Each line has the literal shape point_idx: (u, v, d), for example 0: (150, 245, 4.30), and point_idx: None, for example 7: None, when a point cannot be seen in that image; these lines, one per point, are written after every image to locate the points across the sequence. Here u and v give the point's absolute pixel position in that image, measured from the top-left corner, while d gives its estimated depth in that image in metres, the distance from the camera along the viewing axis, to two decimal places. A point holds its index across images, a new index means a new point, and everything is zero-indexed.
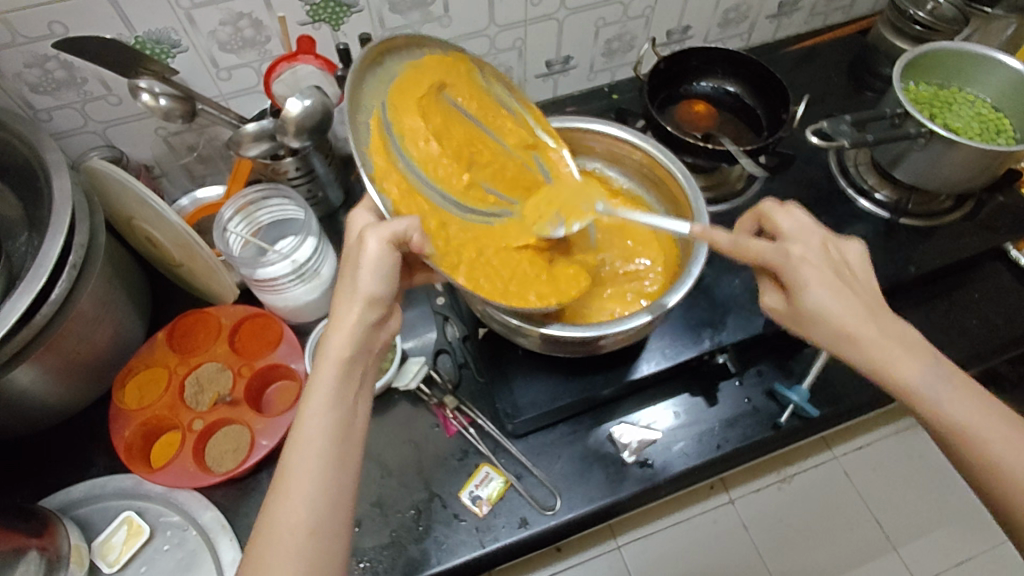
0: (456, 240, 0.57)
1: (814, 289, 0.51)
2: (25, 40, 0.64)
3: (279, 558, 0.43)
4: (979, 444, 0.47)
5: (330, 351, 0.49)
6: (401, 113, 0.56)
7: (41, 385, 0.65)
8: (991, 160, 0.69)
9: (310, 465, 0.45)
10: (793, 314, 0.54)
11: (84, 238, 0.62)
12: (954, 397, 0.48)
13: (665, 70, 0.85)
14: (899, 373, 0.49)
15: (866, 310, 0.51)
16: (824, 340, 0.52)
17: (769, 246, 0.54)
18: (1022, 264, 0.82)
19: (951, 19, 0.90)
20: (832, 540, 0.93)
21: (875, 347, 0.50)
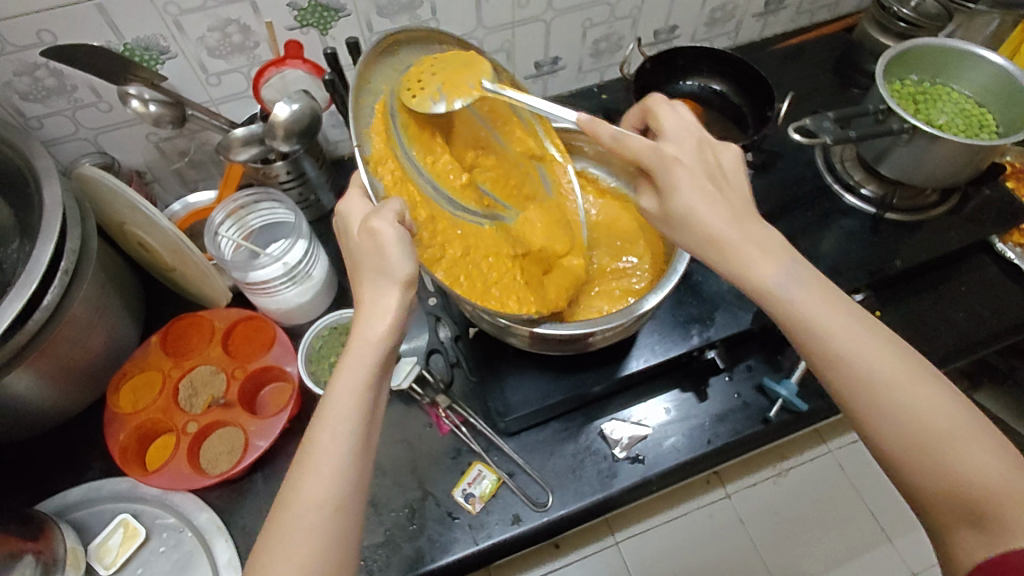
0: (447, 236, 0.56)
1: (684, 188, 0.51)
2: (14, 48, 0.65)
3: (302, 533, 0.42)
4: (826, 343, 0.46)
5: (366, 329, 0.46)
6: (407, 102, 0.55)
7: (35, 390, 0.66)
8: (974, 154, 0.70)
9: (336, 441, 0.44)
10: (664, 216, 0.54)
11: (75, 244, 0.63)
12: (808, 296, 0.47)
13: (651, 69, 0.86)
14: (753, 272, 0.49)
15: (730, 212, 0.51)
16: (689, 244, 0.52)
17: (648, 145, 0.54)
18: (1008, 257, 0.82)
19: (934, 15, 0.92)
20: (829, 532, 0.94)
21: (733, 247, 0.49)
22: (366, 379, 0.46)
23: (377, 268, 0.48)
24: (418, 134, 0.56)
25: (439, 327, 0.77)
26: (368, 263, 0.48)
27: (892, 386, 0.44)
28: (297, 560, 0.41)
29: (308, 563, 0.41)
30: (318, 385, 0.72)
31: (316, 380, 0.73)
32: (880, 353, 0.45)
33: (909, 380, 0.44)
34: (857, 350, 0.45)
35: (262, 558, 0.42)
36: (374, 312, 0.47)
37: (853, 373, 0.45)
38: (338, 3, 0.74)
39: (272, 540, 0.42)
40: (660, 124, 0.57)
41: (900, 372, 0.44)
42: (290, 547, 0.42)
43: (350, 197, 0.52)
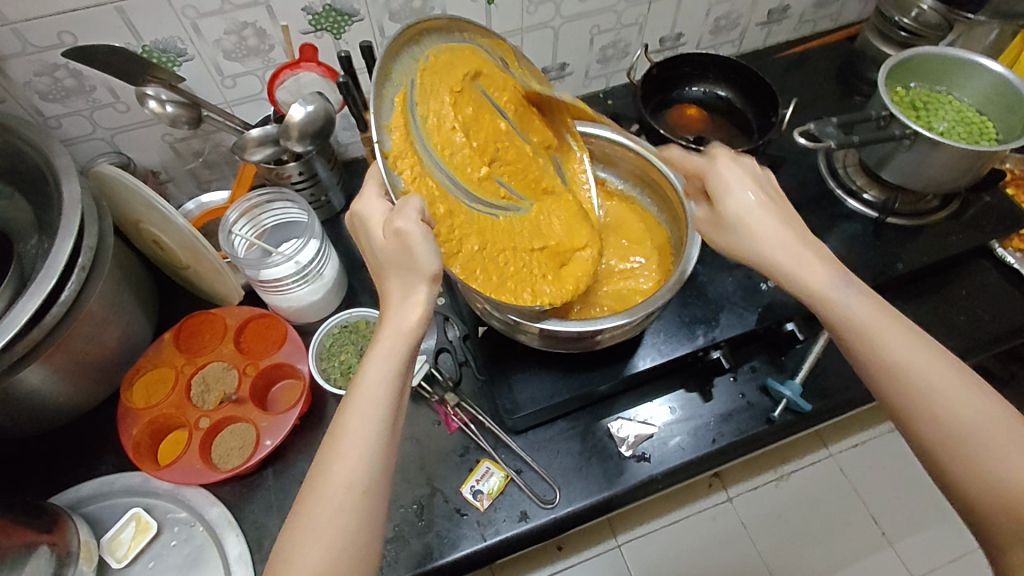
0: (465, 230, 0.57)
1: (732, 196, 0.55)
2: (35, 49, 0.66)
3: (331, 512, 0.44)
4: (885, 352, 0.48)
5: (399, 322, 0.48)
6: (427, 94, 0.57)
7: (51, 384, 0.67)
8: (974, 160, 0.71)
9: (365, 428, 0.46)
10: (714, 222, 0.57)
11: (93, 241, 0.64)
12: (864, 306, 0.50)
13: (657, 75, 0.87)
14: (809, 278, 0.51)
15: (785, 221, 0.53)
16: (740, 250, 0.55)
17: (701, 158, 0.58)
18: (1008, 262, 0.84)
19: (935, 26, 0.93)
20: (819, 536, 1.01)
21: (787, 253, 0.52)
22: (396, 368, 0.48)
23: (403, 265, 0.49)
24: (437, 125, 0.57)
25: (447, 326, 0.79)
26: (394, 259, 0.50)
27: (951, 399, 0.46)
28: (328, 539, 0.44)
29: (338, 542, 0.44)
30: (329, 382, 0.74)
31: (328, 377, 0.74)
32: (937, 365, 0.47)
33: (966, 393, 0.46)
34: (916, 361, 0.48)
35: (295, 535, 0.45)
36: (404, 306, 0.49)
37: (910, 382, 0.47)
38: (352, 8, 0.76)
39: (303, 519, 0.45)
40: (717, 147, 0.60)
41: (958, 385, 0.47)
42: (321, 527, 0.44)
43: (367, 198, 0.53)
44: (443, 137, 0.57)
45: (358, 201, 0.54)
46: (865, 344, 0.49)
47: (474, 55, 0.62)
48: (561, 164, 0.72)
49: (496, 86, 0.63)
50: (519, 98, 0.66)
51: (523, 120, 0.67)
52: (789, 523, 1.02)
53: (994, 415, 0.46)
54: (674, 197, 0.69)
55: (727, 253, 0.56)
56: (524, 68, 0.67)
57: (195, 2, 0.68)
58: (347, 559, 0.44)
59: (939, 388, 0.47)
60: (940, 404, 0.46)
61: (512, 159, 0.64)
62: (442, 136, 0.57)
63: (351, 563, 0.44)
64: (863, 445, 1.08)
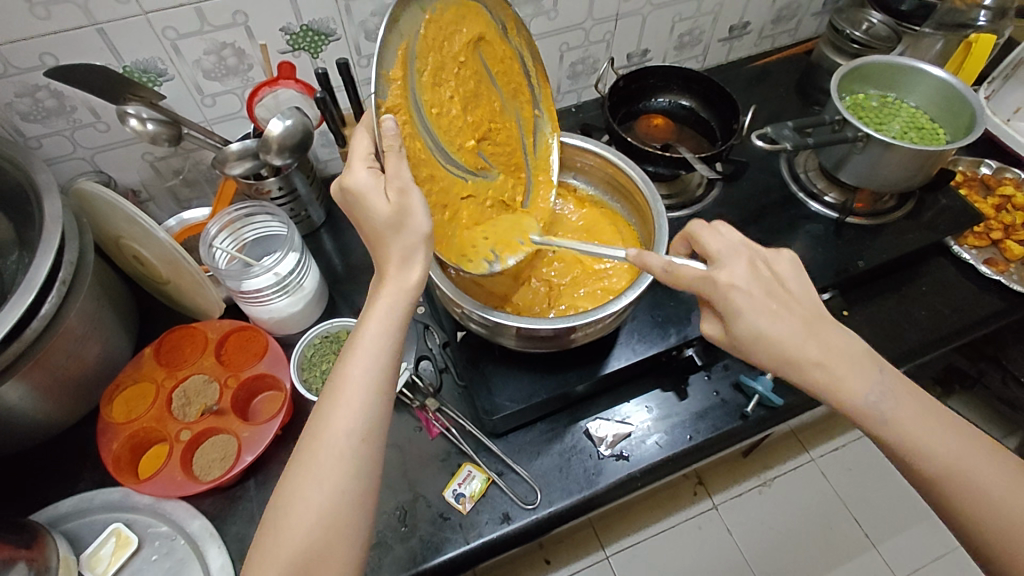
0: (442, 194, 0.60)
1: (746, 317, 0.52)
2: (17, 71, 0.68)
3: (332, 458, 0.48)
4: (925, 453, 0.50)
5: (398, 280, 0.52)
6: (427, 48, 0.56)
7: (30, 401, 0.66)
8: (925, 159, 0.75)
9: (364, 379, 0.50)
10: (730, 340, 0.55)
11: (74, 255, 0.65)
12: (899, 413, 0.51)
13: (623, 87, 0.91)
14: (845, 391, 0.51)
15: (808, 333, 0.52)
16: (770, 365, 0.53)
17: (698, 274, 0.54)
18: (964, 258, 0.88)
19: (885, 38, 1.00)
20: (793, 537, 1.12)
21: (818, 370, 0.52)
22: (396, 324, 0.51)
23: (390, 230, 0.51)
24: (431, 84, 0.57)
25: (427, 335, 0.80)
26: (389, 223, 0.51)
27: (998, 498, 0.48)
28: (328, 485, 0.47)
29: (339, 487, 0.48)
30: (311, 392, 0.75)
31: (309, 387, 0.75)
32: (980, 462, 0.50)
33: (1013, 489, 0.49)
34: (959, 461, 0.50)
35: (296, 481, 0.48)
36: (404, 266, 0.52)
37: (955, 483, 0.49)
38: (329, 29, 0.79)
39: (305, 467, 0.48)
40: (706, 246, 0.56)
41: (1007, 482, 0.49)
42: (322, 473, 0.48)
43: (356, 172, 0.52)
44: (436, 101, 0.58)
45: (347, 176, 0.52)
46: (908, 450, 0.50)
47: (484, 20, 0.62)
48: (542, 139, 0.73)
49: (497, 58, 0.64)
50: (517, 73, 0.68)
51: (515, 92, 0.68)
52: (768, 526, 1.13)
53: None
54: (642, 201, 0.72)
55: (755, 365, 0.55)
56: (527, 41, 0.67)
57: (175, 23, 0.70)
58: (348, 503, 0.48)
59: (986, 488, 0.49)
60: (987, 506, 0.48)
61: (500, 137, 0.67)
62: (436, 98, 0.58)
63: (350, 509, 0.48)
64: (839, 451, 1.20)
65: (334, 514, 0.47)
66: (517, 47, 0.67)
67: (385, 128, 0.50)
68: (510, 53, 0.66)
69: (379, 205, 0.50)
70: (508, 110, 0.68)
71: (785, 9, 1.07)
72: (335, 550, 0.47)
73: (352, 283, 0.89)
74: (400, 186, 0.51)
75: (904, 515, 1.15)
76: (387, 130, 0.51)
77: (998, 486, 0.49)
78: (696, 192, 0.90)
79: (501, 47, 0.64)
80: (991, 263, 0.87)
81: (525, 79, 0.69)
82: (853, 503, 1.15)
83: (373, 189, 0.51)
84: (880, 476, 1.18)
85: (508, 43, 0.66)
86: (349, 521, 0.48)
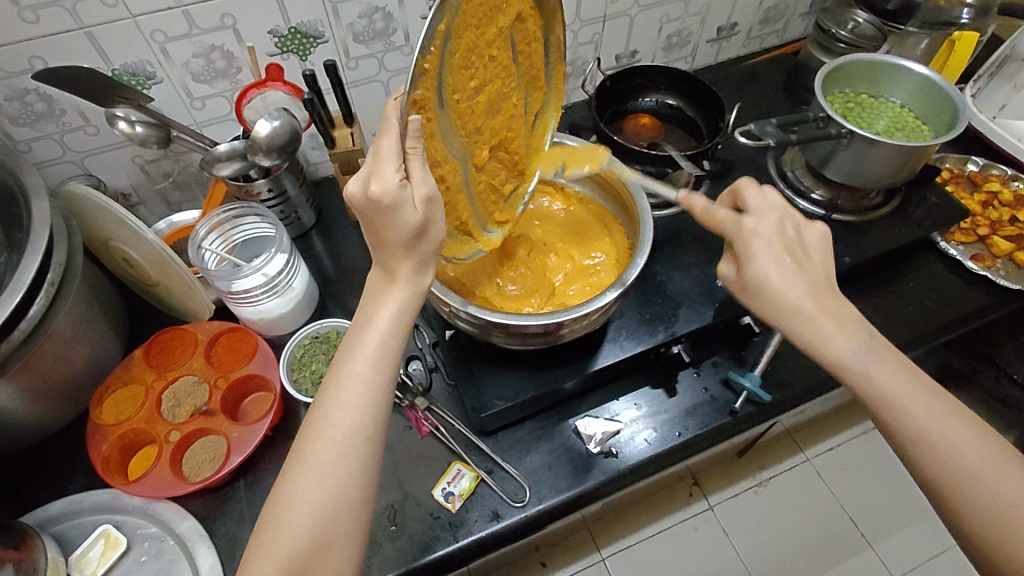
0: (449, 193, 0.59)
1: (760, 260, 0.54)
2: (7, 74, 0.68)
3: (331, 456, 0.48)
4: (908, 414, 0.50)
5: (415, 284, 0.52)
6: (463, 31, 0.52)
7: (19, 403, 0.67)
8: (909, 155, 0.76)
9: (367, 380, 0.50)
10: (739, 283, 0.57)
11: (62, 257, 0.66)
12: (884, 375, 0.51)
13: (611, 87, 0.91)
14: (834, 347, 0.51)
15: (810, 288, 0.53)
16: (766, 311, 0.55)
17: (730, 217, 0.57)
18: (952, 255, 0.89)
19: (870, 37, 1.00)
20: (788, 535, 1.12)
21: (809, 330, 0.52)
22: (402, 324, 0.52)
23: (409, 241, 0.49)
24: (461, 72, 0.54)
25: (417, 335, 0.81)
26: (413, 234, 0.49)
27: (970, 465, 0.48)
28: (329, 484, 0.48)
29: (336, 485, 0.48)
30: (301, 392, 0.75)
31: (299, 388, 0.75)
32: (959, 434, 0.49)
33: (982, 457, 0.49)
34: (940, 429, 0.49)
35: (294, 480, 0.48)
36: (418, 270, 0.52)
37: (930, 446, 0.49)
38: (317, 31, 0.79)
39: (304, 465, 0.48)
40: (745, 201, 0.59)
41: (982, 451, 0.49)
42: (322, 471, 0.48)
43: (382, 175, 0.47)
44: (462, 90, 0.55)
45: (373, 180, 0.47)
46: (891, 412, 0.50)
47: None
48: (542, 128, 0.72)
49: (524, 37, 0.62)
50: (539, 58, 0.65)
51: (532, 77, 0.66)
52: (763, 525, 1.13)
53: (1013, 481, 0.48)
54: (626, 196, 0.73)
55: (758, 315, 0.56)
56: (557, 19, 0.64)
57: (163, 26, 0.71)
58: (340, 500, 0.48)
59: (959, 453, 0.49)
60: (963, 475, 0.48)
61: (507, 128, 0.65)
62: (462, 83, 0.55)
63: (348, 507, 0.48)
64: (834, 449, 1.20)
65: (333, 512, 0.47)
66: (545, 24, 0.64)
67: (410, 128, 0.48)
68: (537, 34, 0.63)
69: (408, 216, 0.47)
70: (521, 96, 0.65)
71: (772, 9, 1.09)
72: (334, 547, 0.47)
73: (343, 285, 0.89)
74: (426, 194, 0.48)
75: (900, 512, 1.15)
76: (412, 131, 0.48)
77: (964, 447, 0.49)
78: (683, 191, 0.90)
79: (532, 29, 0.62)
80: (978, 258, 0.88)
81: (542, 62, 0.67)
82: (847, 501, 1.16)
83: (403, 200, 0.47)
84: (876, 474, 1.18)
85: (537, 20, 0.62)
86: (349, 518, 0.48)
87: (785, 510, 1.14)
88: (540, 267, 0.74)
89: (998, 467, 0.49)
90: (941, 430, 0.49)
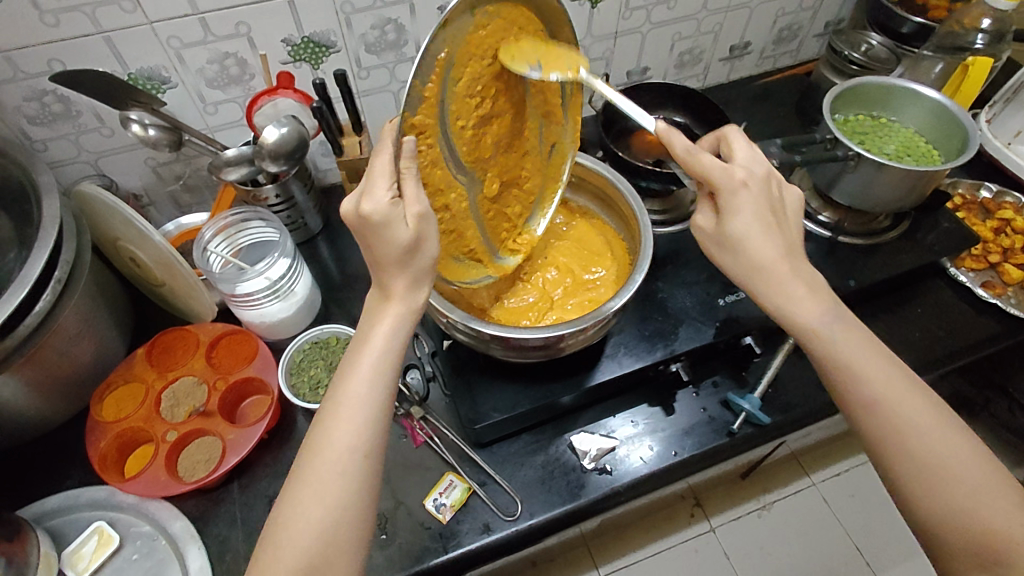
0: (453, 220, 0.61)
1: (744, 216, 0.54)
2: (25, 76, 0.70)
3: (332, 472, 0.48)
4: (866, 386, 0.52)
5: (411, 301, 0.52)
6: (466, 63, 0.52)
7: (22, 397, 0.68)
8: (917, 179, 0.75)
9: (367, 396, 0.50)
10: (717, 235, 0.57)
11: (70, 254, 0.67)
12: (849, 342, 0.53)
13: (618, 103, 0.91)
14: (800, 312, 0.54)
15: (785, 250, 0.54)
16: (738, 268, 0.56)
17: (717, 166, 0.54)
18: (961, 281, 0.87)
19: (884, 60, 1.01)
20: (790, 561, 1.10)
21: (779, 293, 0.54)
22: (400, 340, 0.52)
23: (402, 257, 0.50)
24: (465, 104, 0.54)
25: (416, 343, 0.82)
26: (405, 251, 0.49)
27: (926, 433, 0.51)
28: (330, 501, 0.48)
29: (335, 500, 0.48)
30: (298, 397, 0.75)
31: (296, 392, 0.76)
32: (917, 406, 0.52)
33: (935, 424, 0.51)
34: (897, 398, 0.52)
35: (296, 497, 0.48)
36: (412, 287, 0.52)
37: (887, 420, 0.52)
38: (329, 41, 0.81)
39: (305, 483, 0.48)
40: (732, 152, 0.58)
41: (934, 421, 0.51)
42: (323, 489, 0.48)
43: (374, 194, 0.48)
44: (468, 120, 0.55)
45: (366, 199, 0.48)
46: (850, 380, 0.53)
47: (533, 28, 0.58)
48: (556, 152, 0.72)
49: None
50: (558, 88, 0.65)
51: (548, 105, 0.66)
52: (765, 550, 1.11)
53: (960, 446, 0.51)
54: (629, 213, 0.72)
55: (727, 273, 0.57)
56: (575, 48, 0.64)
57: (179, 33, 0.72)
58: (336, 513, 0.48)
59: (912, 420, 0.51)
60: (915, 441, 0.51)
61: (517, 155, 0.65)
62: (466, 113, 0.55)
63: (349, 525, 0.48)
64: (842, 475, 1.18)
65: (334, 531, 0.47)
66: None
67: (404, 148, 0.49)
68: None
69: (399, 231, 0.48)
70: (534, 126, 0.65)
71: (786, 30, 1.09)
72: (338, 565, 0.47)
73: (346, 291, 0.90)
74: (419, 212, 0.50)
75: (907, 542, 1.13)
76: (406, 151, 0.49)
77: (919, 415, 0.52)
78: (689, 209, 0.90)
79: None
80: (989, 286, 0.86)
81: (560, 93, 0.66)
82: (854, 528, 1.13)
83: (395, 217, 0.48)
84: (883, 503, 1.16)
85: (551, 51, 0.62)
86: (351, 538, 0.48)
87: (788, 536, 1.12)
88: (541, 283, 0.75)
89: (950, 436, 0.51)
90: (897, 398, 0.52)
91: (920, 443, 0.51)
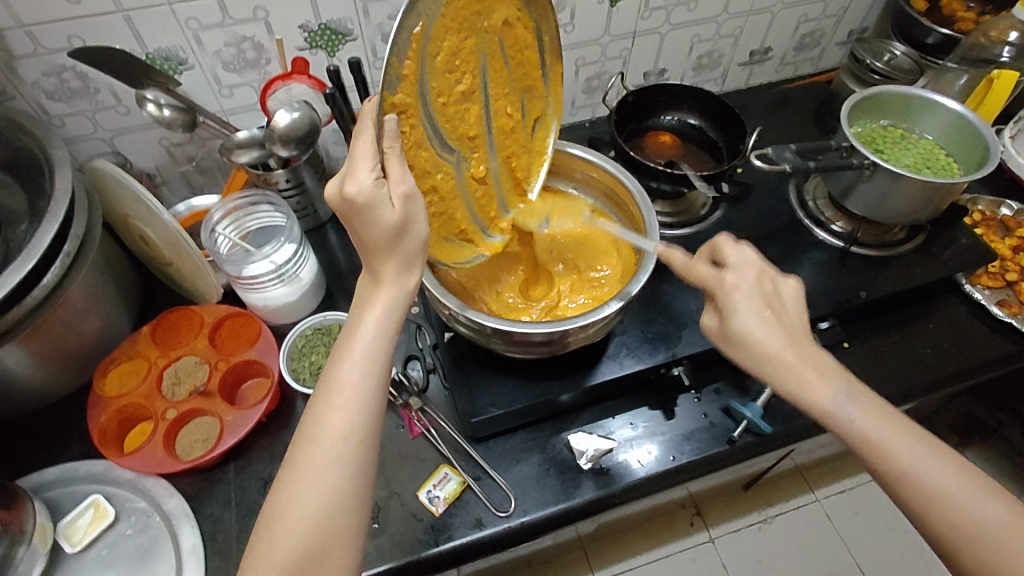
0: (442, 203, 0.60)
1: (741, 314, 0.54)
2: (45, 51, 0.71)
3: (325, 460, 0.48)
4: (896, 461, 0.48)
5: (402, 286, 0.52)
6: (441, 35, 0.52)
7: (28, 368, 0.68)
8: (935, 192, 0.74)
9: (361, 383, 0.50)
10: (722, 334, 0.57)
11: (80, 229, 0.67)
12: (867, 418, 0.50)
13: (632, 103, 0.91)
14: (812, 393, 0.51)
15: (789, 338, 0.53)
16: (748, 362, 0.55)
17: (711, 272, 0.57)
18: (976, 298, 0.85)
19: (908, 70, 0.98)
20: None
21: (788, 379, 0.52)
22: (392, 325, 0.52)
23: (391, 239, 0.49)
24: (443, 79, 0.54)
25: (419, 335, 0.81)
26: (393, 233, 0.49)
27: (966, 506, 0.47)
28: (324, 488, 0.48)
29: (329, 488, 0.48)
30: (297, 381, 0.76)
31: (297, 377, 0.76)
32: (952, 476, 0.48)
33: (974, 494, 0.47)
34: (930, 472, 0.48)
35: (289, 485, 0.48)
36: (402, 271, 0.52)
37: (920, 491, 0.48)
38: (346, 29, 0.81)
39: (299, 470, 0.48)
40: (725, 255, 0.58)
41: (973, 490, 0.47)
42: (317, 477, 0.48)
43: (357, 177, 0.48)
44: (448, 95, 0.56)
45: (350, 181, 0.47)
46: (877, 455, 0.49)
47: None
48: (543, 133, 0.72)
49: (516, 43, 0.62)
50: (533, 59, 0.65)
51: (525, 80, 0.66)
52: (764, 563, 1.09)
53: (1007, 516, 0.46)
54: (635, 210, 0.72)
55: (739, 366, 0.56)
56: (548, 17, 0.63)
57: (197, 15, 0.73)
58: (330, 502, 0.47)
59: (948, 492, 0.47)
60: (957, 516, 0.47)
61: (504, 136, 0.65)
62: (446, 87, 0.55)
63: (344, 513, 0.48)
64: (847, 492, 1.16)
65: (328, 519, 0.47)
66: (537, 23, 0.64)
67: (386, 129, 0.48)
68: (529, 37, 0.63)
69: (386, 215, 0.48)
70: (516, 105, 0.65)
71: (808, 36, 1.07)
72: (332, 554, 0.47)
73: (351, 279, 0.90)
74: (404, 192, 0.49)
75: (910, 563, 1.11)
76: (388, 131, 0.49)
77: (956, 487, 0.47)
78: (699, 213, 0.89)
79: (523, 32, 0.62)
80: (1004, 304, 0.84)
81: (537, 68, 0.66)
82: (856, 547, 1.12)
83: (379, 200, 0.47)
84: (888, 522, 1.14)
85: (527, 20, 0.62)
86: (347, 525, 0.48)
87: (788, 550, 1.11)
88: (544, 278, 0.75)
89: (993, 506, 0.47)
90: (930, 470, 0.48)
91: (962, 519, 0.46)
